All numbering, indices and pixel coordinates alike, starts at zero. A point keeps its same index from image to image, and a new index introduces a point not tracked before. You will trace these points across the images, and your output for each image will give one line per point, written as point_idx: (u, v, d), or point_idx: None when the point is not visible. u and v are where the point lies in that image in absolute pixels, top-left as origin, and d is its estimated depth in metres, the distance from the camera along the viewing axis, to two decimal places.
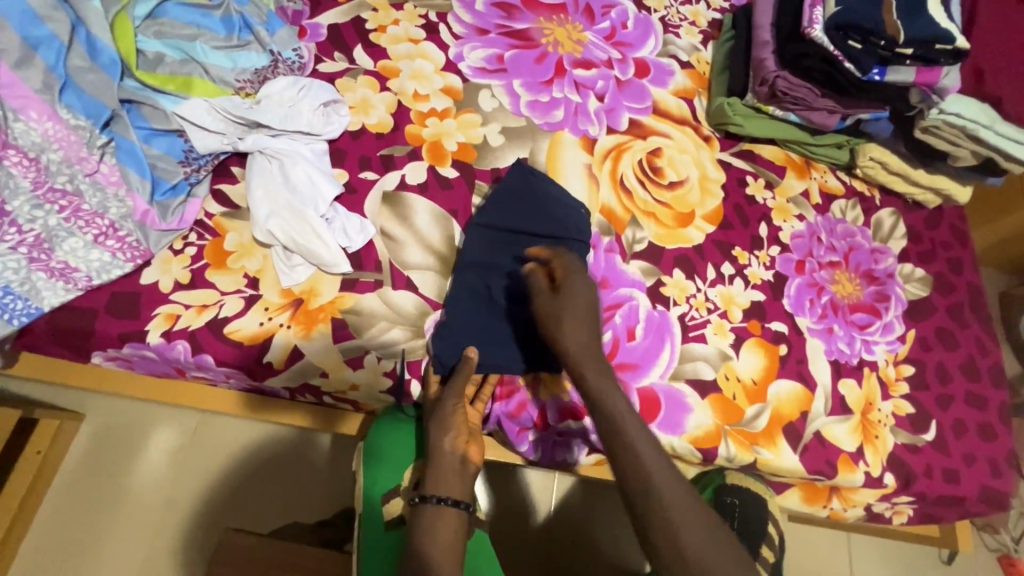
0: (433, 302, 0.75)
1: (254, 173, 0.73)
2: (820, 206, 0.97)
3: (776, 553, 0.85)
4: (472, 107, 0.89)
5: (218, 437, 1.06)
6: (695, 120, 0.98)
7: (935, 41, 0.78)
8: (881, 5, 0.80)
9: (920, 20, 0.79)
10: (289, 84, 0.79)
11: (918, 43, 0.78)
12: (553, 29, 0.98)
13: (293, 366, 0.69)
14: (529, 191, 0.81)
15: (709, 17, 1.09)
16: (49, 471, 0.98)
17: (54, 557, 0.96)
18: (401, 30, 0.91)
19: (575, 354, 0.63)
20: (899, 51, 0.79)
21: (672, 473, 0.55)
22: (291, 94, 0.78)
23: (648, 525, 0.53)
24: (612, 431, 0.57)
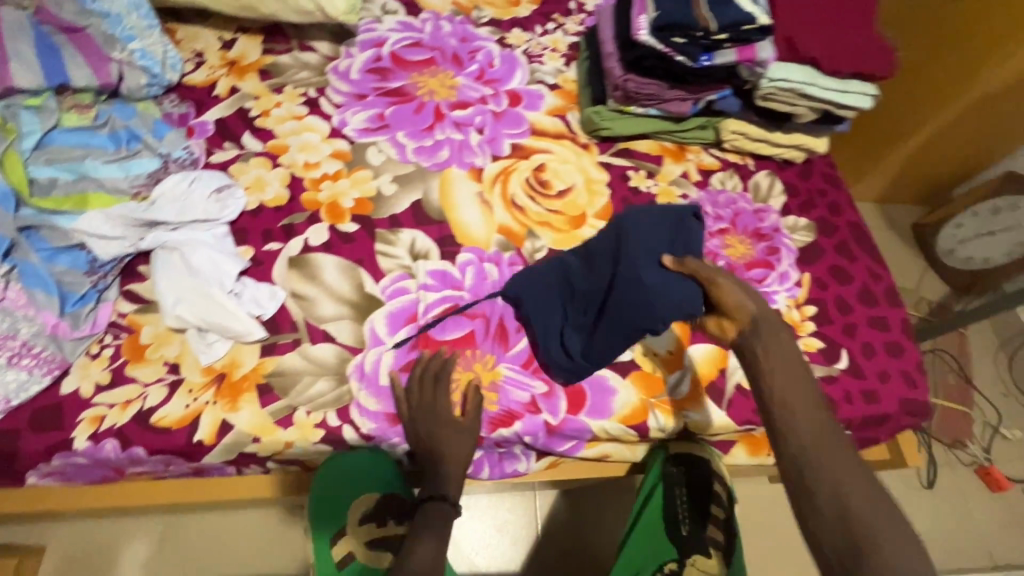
0: (354, 347, 0.79)
1: (158, 266, 0.77)
2: (700, 182, 1.06)
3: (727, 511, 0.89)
4: (362, 164, 0.96)
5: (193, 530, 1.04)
6: (571, 132, 1.07)
7: (741, 24, 0.89)
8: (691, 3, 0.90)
9: (727, 6, 0.89)
10: (181, 179, 0.84)
11: (729, 29, 0.89)
12: (426, 81, 1.08)
13: (223, 440, 0.71)
14: (680, 225, 0.77)
15: (568, 41, 1.20)
16: None
17: None
18: (284, 110, 0.99)
19: (746, 303, 0.71)
20: (715, 38, 0.90)
21: (842, 468, 0.62)
22: (182, 187, 0.83)
23: (812, 505, 0.60)
24: (781, 421, 0.66)
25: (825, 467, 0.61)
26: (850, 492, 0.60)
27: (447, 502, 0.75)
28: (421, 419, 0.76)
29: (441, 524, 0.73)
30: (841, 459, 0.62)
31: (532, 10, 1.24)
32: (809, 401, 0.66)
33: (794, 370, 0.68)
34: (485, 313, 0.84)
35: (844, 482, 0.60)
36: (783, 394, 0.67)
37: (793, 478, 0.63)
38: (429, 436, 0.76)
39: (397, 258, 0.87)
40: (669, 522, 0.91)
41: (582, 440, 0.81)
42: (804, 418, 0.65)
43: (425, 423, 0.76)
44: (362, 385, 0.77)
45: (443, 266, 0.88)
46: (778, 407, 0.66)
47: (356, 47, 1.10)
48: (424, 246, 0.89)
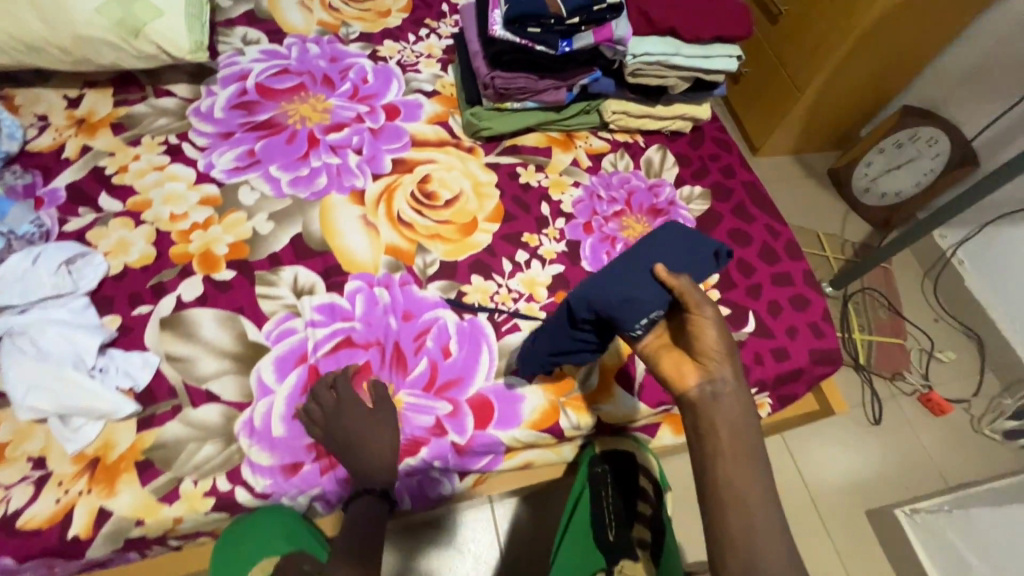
0: (240, 403, 0.74)
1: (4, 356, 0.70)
2: (592, 167, 1.04)
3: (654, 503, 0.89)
4: (235, 206, 0.91)
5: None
6: (454, 137, 1.04)
7: (591, 5, 0.88)
8: None
9: None
10: (23, 256, 0.77)
11: (580, 12, 0.88)
12: (297, 108, 1.04)
13: (104, 530, 0.66)
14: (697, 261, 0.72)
15: (443, 45, 1.18)
16: None
17: None
18: (143, 163, 0.93)
19: (713, 375, 0.63)
20: (570, 23, 0.89)
21: (767, 526, 0.57)
22: (24, 265, 0.76)
23: (723, 552, 0.57)
24: (699, 448, 0.62)
25: (750, 534, 0.57)
26: (766, 547, 0.56)
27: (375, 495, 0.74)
28: (337, 428, 0.73)
29: (369, 520, 0.73)
30: (770, 530, 0.57)
31: (403, 19, 1.21)
32: (745, 445, 0.60)
33: (753, 451, 0.61)
34: (378, 341, 0.81)
35: (769, 546, 0.56)
36: (721, 428, 0.61)
37: (716, 515, 0.59)
38: (347, 449, 0.73)
39: (280, 299, 0.83)
40: (597, 527, 0.86)
41: (498, 453, 0.79)
42: (730, 451, 0.60)
43: (343, 431, 0.73)
44: (252, 440, 0.72)
45: (330, 298, 0.84)
46: (713, 436, 0.61)
47: (217, 84, 1.05)
48: (308, 281, 0.85)
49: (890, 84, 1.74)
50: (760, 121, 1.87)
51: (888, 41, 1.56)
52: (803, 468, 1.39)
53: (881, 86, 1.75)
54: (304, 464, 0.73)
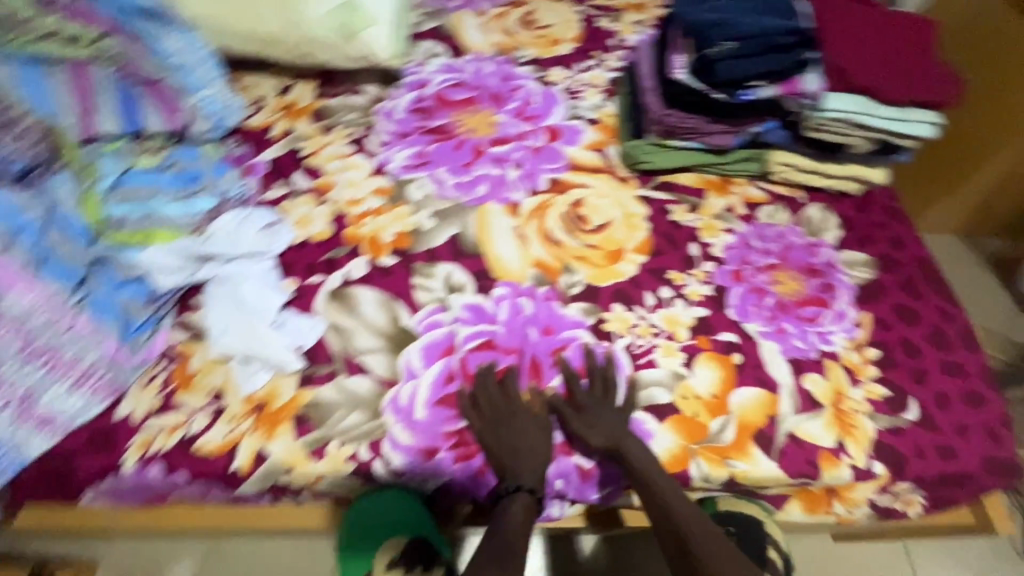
0: (389, 381, 0.79)
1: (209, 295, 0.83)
2: (747, 216, 1.01)
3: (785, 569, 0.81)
4: (404, 200, 0.99)
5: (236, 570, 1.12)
6: (610, 166, 1.06)
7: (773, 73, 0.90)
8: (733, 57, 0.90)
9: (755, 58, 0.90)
10: (232, 216, 0.90)
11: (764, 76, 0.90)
12: (468, 119, 1.11)
13: (259, 470, 0.73)
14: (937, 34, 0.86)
15: (608, 77, 1.22)
16: None
17: None
18: (333, 150, 1.04)
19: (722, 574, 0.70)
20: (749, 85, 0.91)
21: None
22: (236, 223, 0.88)
23: None
24: None
25: None
26: None
27: (526, 491, 0.76)
28: (502, 423, 0.77)
29: (521, 514, 0.75)
30: None
31: (573, 49, 1.27)
32: None
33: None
34: (517, 349, 0.83)
35: None
36: None
37: None
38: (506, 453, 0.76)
39: (434, 293, 0.88)
40: None
41: (619, 485, 0.82)
42: None
43: (507, 428, 0.77)
44: (396, 417, 0.76)
45: (477, 300, 0.87)
46: None
47: (402, 88, 1.15)
48: (461, 280, 0.89)
49: None
50: (915, 206, 1.64)
51: None
52: None
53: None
54: (440, 449, 0.76)
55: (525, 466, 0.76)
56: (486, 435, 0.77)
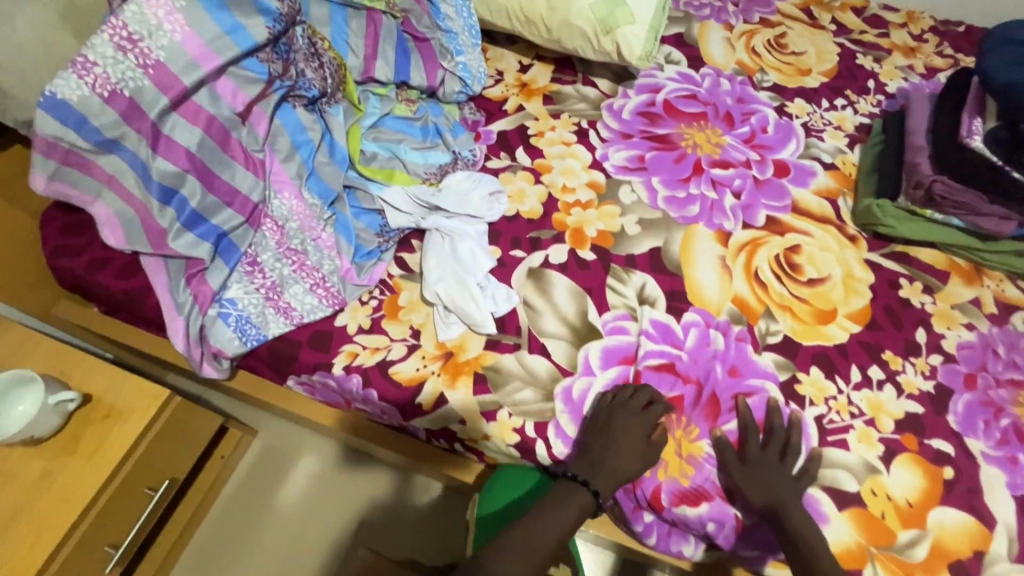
0: (565, 370, 0.81)
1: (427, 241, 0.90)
2: (996, 316, 0.87)
3: None
4: (613, 200, 0.99)
5: (354, 480, 1.25)
6: (838, 219, 0.97)
7: None
8: None
9: None
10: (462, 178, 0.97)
11: None
12: (693, 134, 1.08)
13: (438, 410, 0.80)
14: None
15: (857, 121, 1.11)
16: (226, 473, 1.23)
17: (228, 532, 1.21)
18: (556, 135, 1.07)
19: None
20: None
21: None
22: (467, 184, 0.96)
23: None
24: None
25: None
26: None
27: (590, 489, 0.72)
28: (618, 414, 0.75)
29: (575, 508, 0.71)
30: None
31: (822, 83, 1.17)
32: None
33: None
34: (697, 380, 0.80)
35: None
36: None
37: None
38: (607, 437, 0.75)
39: (625, 298, 0.88)
40: None
41: (769, 554, 0.75)
42: None
43: (621, 420, 0.75)
44: (565, 405, 0.78)
45: (666, 319, 0.85)
46: None
47: (633, 89, 1.14)
48: (653, 294, 0.88)
49: None
50: None
51: None
52: None
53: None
54: None
55: (606, 464, 0.73)
56: (597, 415, 0.77)
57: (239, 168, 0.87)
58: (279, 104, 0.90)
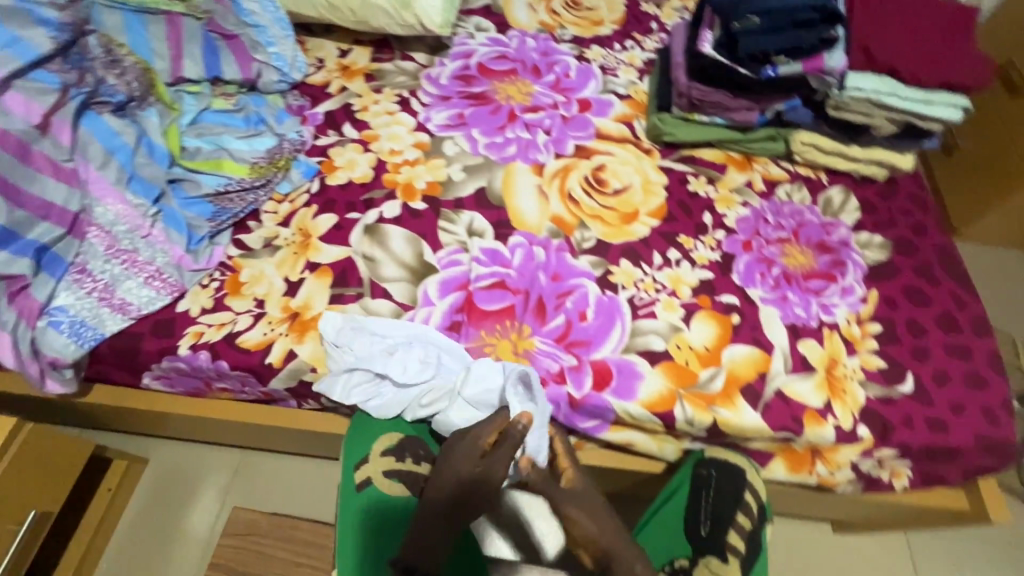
0: (408, 306, 0.89)
1: (456, 471, 0.73)
2: (765, 192, 1.03)
3: (758, 522, 0.77)
4: (438, 154, 1.08)
5: (258, 483, 1.24)
6: (635, 137, 1.11)
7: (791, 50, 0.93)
8: (756, 35, 0.94)
9: (768, 37, 0.94)
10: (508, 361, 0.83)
11: (787, 51, 0.94)
12: (506, 88, 1.19)
13: (289, 365, 0.85)
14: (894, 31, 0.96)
15: (644, 57, 1.27)
16: (120, 505, 1.19)
17: (130, 565, 1.17)
18: (380, 107, 1.14)
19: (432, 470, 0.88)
20: (773, 58, 0.95)
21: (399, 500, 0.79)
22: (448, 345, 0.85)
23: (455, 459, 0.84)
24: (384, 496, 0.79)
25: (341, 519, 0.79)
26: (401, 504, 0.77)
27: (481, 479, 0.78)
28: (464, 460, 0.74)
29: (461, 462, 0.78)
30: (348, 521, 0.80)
31: (614, 30, 1.33)
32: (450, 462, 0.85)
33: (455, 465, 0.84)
34: (525, 290, 0.90)
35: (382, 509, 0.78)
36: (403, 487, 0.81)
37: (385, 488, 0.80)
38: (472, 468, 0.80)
39: (455, 235, 0.96)
40: (689, 520, 0.78)
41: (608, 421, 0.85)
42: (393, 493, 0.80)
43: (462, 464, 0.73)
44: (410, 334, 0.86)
45: (494, 245, 0.95)
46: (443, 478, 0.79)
47: (448, 58, 1.24)
48: (481, 227, 0.97)
49: None
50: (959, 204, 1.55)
51: None
52: None
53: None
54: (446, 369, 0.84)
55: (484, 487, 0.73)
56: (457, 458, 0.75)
57: (49, 181, 0.86)
58: (80, 112, 0.90)
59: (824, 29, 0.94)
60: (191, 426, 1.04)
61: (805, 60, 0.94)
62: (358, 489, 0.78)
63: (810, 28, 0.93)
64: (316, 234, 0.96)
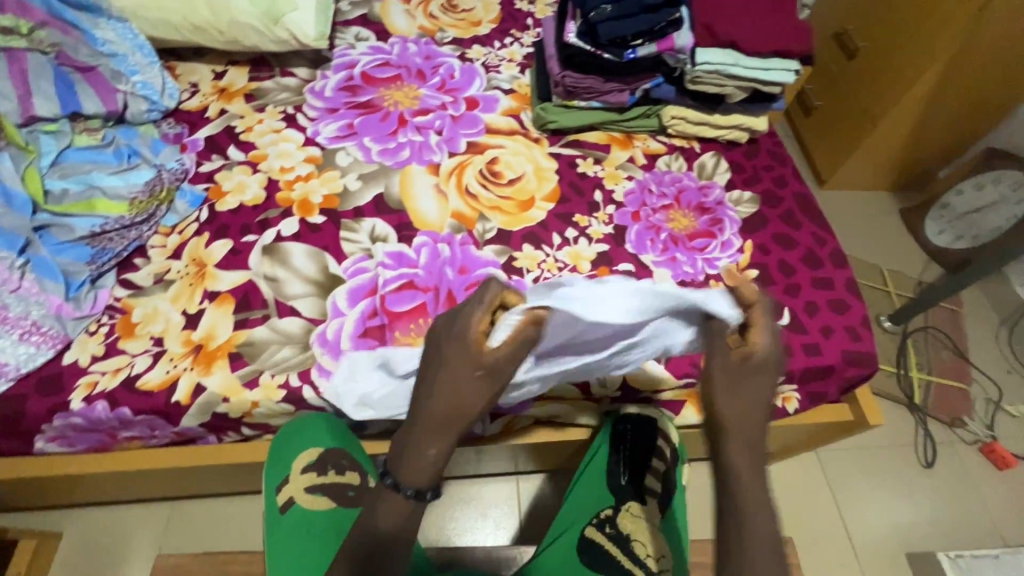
0: (318, 320, 0.88)
1: (468, 391, 0.57)
2: (646, 165, 1.12)
3: (669, 462, 0.93)
4: (332, 166, 1.07)
5: (194, 531, 1.18)
6: (523, 128, 1.16)
7: (643, 33, 1.03)
8: (612, 23, 1.02)
9: (622, 23, 1.02)
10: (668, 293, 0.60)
11: (641, 35, 1.03)
12: (393, 94, 1.20)
13: (197, 400, 0.82)
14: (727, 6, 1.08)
15: (524, 52, 1.33)
16: None
17: None
18: (265, 126, 1.12)
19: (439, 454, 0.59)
20: (630, 43, 1.04)
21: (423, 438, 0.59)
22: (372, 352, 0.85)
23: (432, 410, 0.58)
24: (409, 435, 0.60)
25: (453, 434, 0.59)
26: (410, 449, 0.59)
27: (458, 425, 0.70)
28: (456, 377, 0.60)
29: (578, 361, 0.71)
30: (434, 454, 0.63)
31: (492, 29, 1.37)
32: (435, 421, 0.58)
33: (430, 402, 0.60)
34: (434, 286, 0.92)
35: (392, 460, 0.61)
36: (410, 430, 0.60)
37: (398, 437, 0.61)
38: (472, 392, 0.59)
39: (359, 243, 0.97)
40: (611, 474, 0.93)
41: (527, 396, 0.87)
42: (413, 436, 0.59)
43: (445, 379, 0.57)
44: (323, 347, 0.86)
45: (399, 248, 0.96)
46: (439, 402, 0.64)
47: (331, 70, 1.23)
48: (384, 232, 0.98)
49: (978, 124, 1.57)
50: (822, 156, 1.74)
51: (980, 71, 1.42)
52: (836, 490, 1.34)
53: (972, 118, 1.55)
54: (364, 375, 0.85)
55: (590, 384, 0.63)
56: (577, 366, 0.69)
57: None
58: None
59: (669, 12, 1.04)
60: (103, 484, 0.97)
61: (657, 41, 1.04)
62: (283, 510, 0.85)
63: (655, 12, 1.03)
64: (211, 262, 0.92)
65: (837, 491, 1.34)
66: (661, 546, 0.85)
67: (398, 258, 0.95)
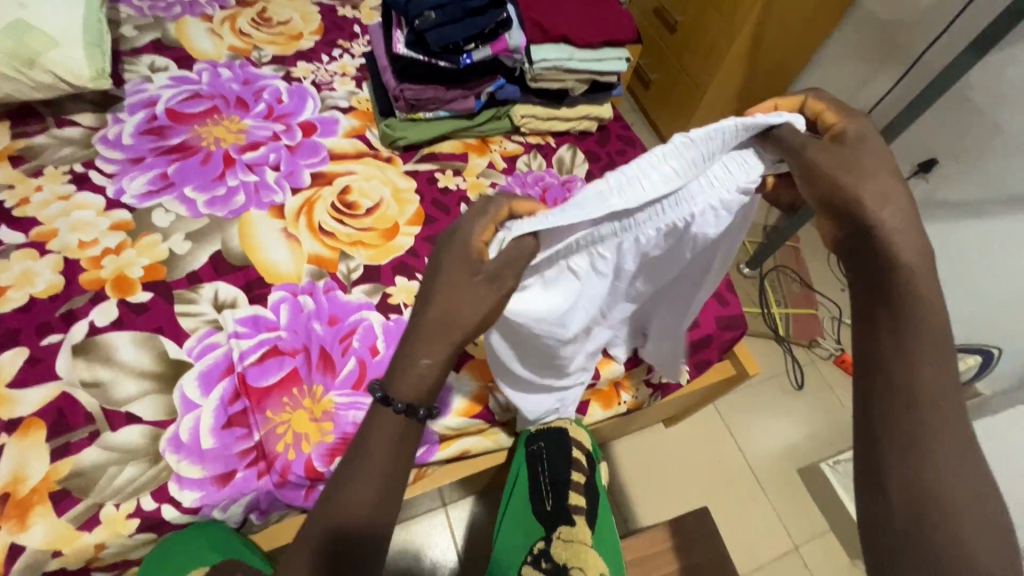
0: (165, 421, 0.74)
1: (464, 292, 0.54)
2: (507, 169, 1.08)
3: (588, 473, 0.95)
4: (149, 229, 0.90)
5: None
6: (372, 149, 1.07)
7: (474, 37, 0.99)
8: (439, 29, 0.98)
9: (449, 28, 0.98)
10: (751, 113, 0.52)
11: (473, 39, 0.99)
12: (210, 130, 1.03)
13: (17, 564, 0.65)
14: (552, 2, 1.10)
15: (356, 64, 1.22)
16: None
17: None
18: (47, 193, 0.91)
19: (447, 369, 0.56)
20: (464, 48, 1.00)
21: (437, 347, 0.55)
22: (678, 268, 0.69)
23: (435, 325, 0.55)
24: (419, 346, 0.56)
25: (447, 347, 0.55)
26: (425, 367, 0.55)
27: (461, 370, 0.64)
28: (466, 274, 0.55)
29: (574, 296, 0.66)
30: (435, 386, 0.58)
31: (316, 41, 1.24)
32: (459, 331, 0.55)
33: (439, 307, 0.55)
34: (303, 347, 0.82)
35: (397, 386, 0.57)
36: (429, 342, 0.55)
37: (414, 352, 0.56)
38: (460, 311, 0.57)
39: (201, 315, 0.83)
40: (535, 498, 0.92)
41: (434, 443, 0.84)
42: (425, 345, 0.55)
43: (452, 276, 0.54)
44: (178, 453, 0.72)
45: (253, 311, 0.84)
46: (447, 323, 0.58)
47: (125, 111, 1.03)
48: (230, 296, 0.85)
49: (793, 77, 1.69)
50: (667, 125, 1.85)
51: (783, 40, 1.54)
52: (733, 429, 1.49)
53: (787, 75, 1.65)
54: (238, 470, 0.73)
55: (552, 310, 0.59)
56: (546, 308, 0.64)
57: None
58: None
59: (495, 11, 1.01)
60: None
61: (490, 42, 1.02)
62: None
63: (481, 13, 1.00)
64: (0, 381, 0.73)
65: (733, 429, 1.49)
66: (601, 563, 0.82)
67: (253, 324, 0.83)
